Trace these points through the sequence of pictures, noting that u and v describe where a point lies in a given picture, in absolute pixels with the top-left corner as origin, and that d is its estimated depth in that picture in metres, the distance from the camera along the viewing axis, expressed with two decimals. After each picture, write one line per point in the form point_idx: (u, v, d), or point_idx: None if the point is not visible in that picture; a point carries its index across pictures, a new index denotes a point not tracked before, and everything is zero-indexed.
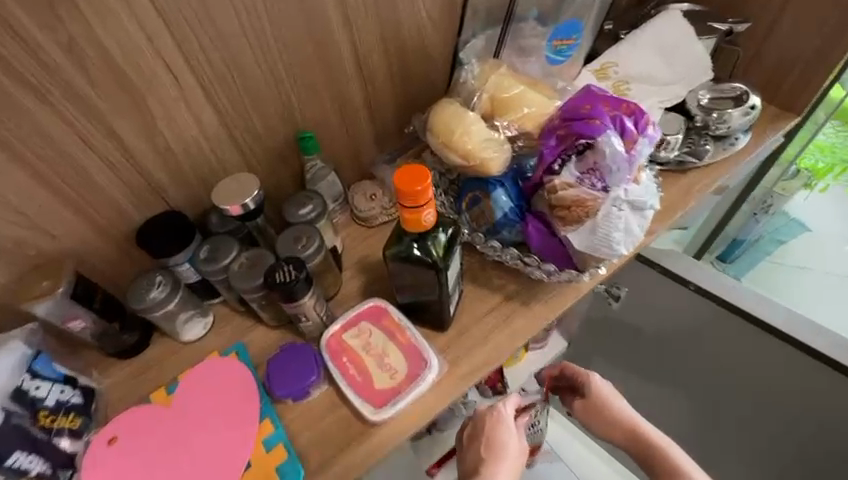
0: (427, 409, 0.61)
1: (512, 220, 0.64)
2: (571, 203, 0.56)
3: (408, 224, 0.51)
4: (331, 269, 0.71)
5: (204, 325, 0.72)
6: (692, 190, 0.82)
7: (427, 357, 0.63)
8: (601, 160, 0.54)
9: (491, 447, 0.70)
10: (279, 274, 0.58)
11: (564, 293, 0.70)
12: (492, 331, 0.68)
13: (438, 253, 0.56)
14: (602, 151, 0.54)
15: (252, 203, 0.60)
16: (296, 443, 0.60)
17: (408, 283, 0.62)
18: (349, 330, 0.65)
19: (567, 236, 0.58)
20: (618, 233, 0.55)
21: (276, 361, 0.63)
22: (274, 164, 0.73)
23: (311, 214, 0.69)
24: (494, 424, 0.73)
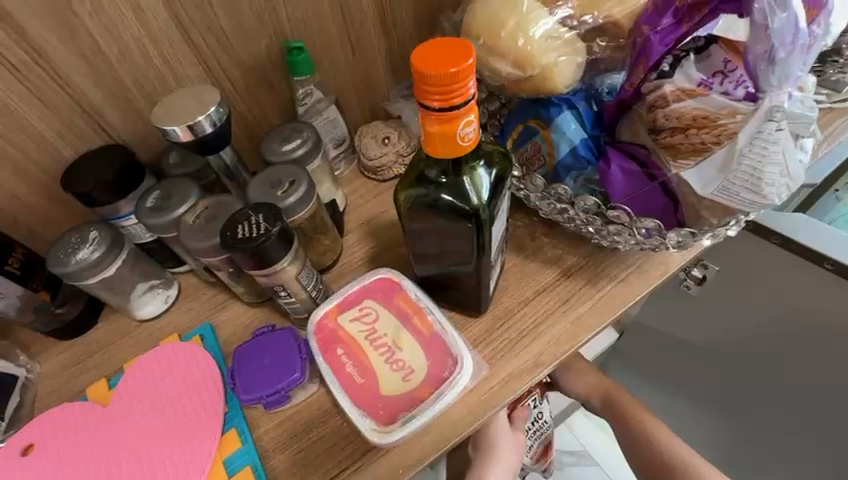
0: (454, 426, 0.43)
1: (585, 158, 0.43)
2: (691, 122, 0.36)
3: (435, 145, 0.31)
4: (327, 229, 0.52)
5: (164, 299, 0.55)
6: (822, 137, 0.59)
7: (456, 353, 0.44)
8: (756, 44, 0.32)
9: (479, 447, 0.63)
10: (243, 227, 0.39)
11: (646, 270, 0.50)
12: (546, 319, 0.49)
13: (479, 197, 0.36)
14: (760, 27, 0.32)
15: (208, 125, 0.42)
16: (270, 466, 0.43)
17: (432, 249, 0.43)
18: (348, 310, 0.46)
19: (680, 176, 0.37)
20: (771, 169, 0.34)
21: (245, 352, 0.45)
22: (254, 88, 0.54)
23: (299, 151, 0.50)
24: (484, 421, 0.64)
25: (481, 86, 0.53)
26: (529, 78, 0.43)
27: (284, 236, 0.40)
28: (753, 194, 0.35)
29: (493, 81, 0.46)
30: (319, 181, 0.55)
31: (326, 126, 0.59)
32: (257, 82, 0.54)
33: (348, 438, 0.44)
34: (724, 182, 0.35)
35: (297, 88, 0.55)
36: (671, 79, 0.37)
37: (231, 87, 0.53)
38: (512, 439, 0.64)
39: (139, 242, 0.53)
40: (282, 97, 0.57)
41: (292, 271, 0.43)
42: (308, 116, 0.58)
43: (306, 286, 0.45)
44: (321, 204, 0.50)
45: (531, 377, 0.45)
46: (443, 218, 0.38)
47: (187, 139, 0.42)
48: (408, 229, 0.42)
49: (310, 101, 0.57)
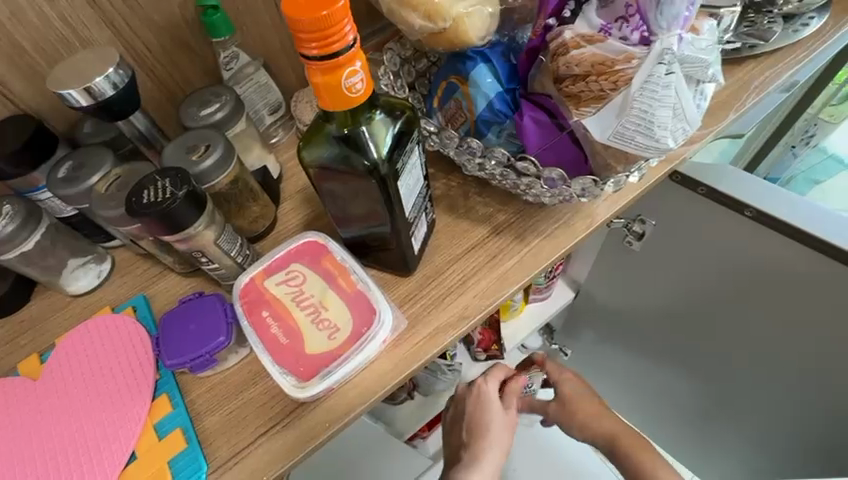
0: (379, 377, 0.45)
1: (501, 112, 0.43)
2: (590, 68, 0.36)
3: (324, 97, 0.31)
4: (256, 196, 0.51)
5: (97, 274, 0.54)
6: (751, 88, 0.60)
7: (379, 309, 0.45)
8: None
9: (472, 432, 0.64)
10: (149, 191, 0.39)
11: (571, 224, 0.51)
12: (473, 275, 0.50)
13: (380, 151, 0.36)
14: None
15: (109, 88, 0.40)
16: (200, 428, 0.44)
17: (350, 210, 0.43)
18: (274, 274, 0.46)
19: (582, 123, 0.37)
20: (663, 112, 0.34)
21: (172, 318, 0.45)
22: (171, 50, 0.52)
23: (218, 115, 0.49)
24: (474, 407, 0.66)
25: (407, 45, 0.52)
26: (442, 30, 0.42)
27: (194, 199, 0.39)
28: (648, 138, 0.36)
29: (410, 36, 0.45)
30: (247, 148, 0.54)
31: (256, 91, 0.58)
32: (174, 45, 0.52)
33: (277, 398, 0.45)
34: (618, 127, 0.35)
35: (219, 51, 0.54)
36: (571, 25, 0.37)
37: (145, 51, 0.51)
38: (503, 420, 0.65)
39: (62, 217, 0.52)
40: (204, 61, 0.55)
41: (211, 236, 0.43)
42: (234, 81, 0.56)
43: (228, 251, 0.45)
44: (245, 169, 0.50)
45: (456, 331, 0.47)
46: (350, 176, 0.38)
47: (88, 104, 0.40)
48: (324, 191, 0.42)
49: (235, 65, 0.55)
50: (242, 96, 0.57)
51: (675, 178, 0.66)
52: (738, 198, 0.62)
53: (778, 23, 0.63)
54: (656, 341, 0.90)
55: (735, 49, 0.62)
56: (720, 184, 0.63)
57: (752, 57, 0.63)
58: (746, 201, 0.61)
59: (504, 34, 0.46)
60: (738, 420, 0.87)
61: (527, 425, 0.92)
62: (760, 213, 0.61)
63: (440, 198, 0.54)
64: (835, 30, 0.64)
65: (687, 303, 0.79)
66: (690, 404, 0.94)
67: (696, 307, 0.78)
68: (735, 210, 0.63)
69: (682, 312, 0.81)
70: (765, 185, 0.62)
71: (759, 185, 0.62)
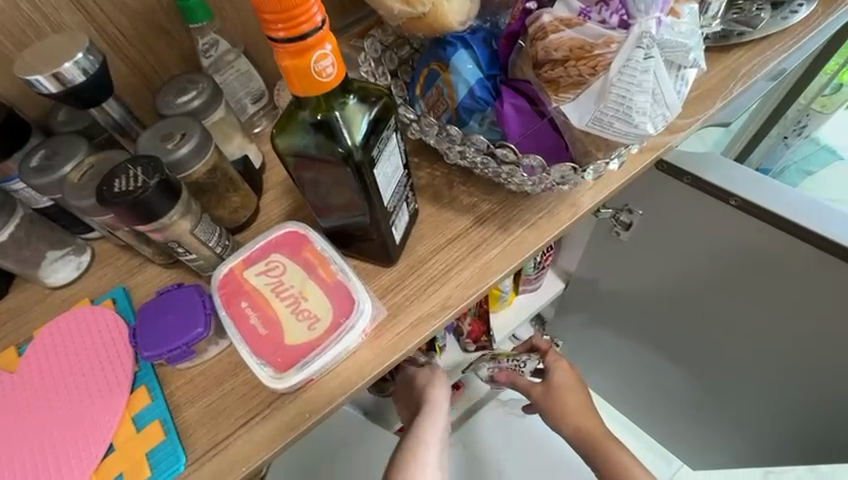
0: (360, 368, 0.45)
1: (481, 99, 0.42)
2: (569, 53, 0.35)
3: (293, 81, 0.30)
4: (236, 186, 0.50)
5: (76, 266, 0.53)
6: (739, 75, 0.60)
7: (359, 299, 0.44)
8: None
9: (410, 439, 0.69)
10: (120, 180, 0.38)
11: (555, 214, 0.51)
12: (456, 264, 0.49)
13: (355, 138, 0.35)
14: None
15: (82, 74, 0.40)
16: (180, 420, 0.44)
17: (328, 199, 0.42)
18: (254, 265, 0.46)
19: (561, 110, 0.37)
20: (642, 98, 0.34)
21: (149, 310, 0.45)
22: (147, 36, 0.51)
23: (195, 103, 0.48)
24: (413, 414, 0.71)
25: (389, 31, 0.51)
26: (421, 15, 0.42)
27: (167, 188, 0.38)
28: (627, 124, 0.35)
29: (390, 21, 0.44)
30: (228, 137, 0.53)
31: (237, 79, 0.56)
32: (150, 31, 0.51)
33: (257, 389, 0.44)
34: (596, 113, 0.35)
35: (197, 38, 0.52)
36: (550, 9, 0.37)
37: (120, 37, 0.49)
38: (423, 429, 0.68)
39: (38, 208, 0.51)
40: (182, 48, 0.53)
41: (187, 226, 0.43)
42: (214, 69, 0.55)
43: (205, 242, 0.45)
44: (224, 159, 0.49)
45: (438, 320, 0.46)
46: (326, 163, 0.37)
47: (58, 90, 0.39)
48: (301, 180, 0.41)
49: (214, 53, 0.54)
50: (222, 84, 0.56)
51: (661, 167, 0.65)
52: (722, 187, 0.62)
53: (766, 9, 0.62)
54: (645, 331, 0.90)
55: (723, 36, 0.62)
56: (705, 172, 0.62)
57: (741, 44, 0.62)
58: (730, 189, 0.61)
59: (486, 20, 0.45)
60: (725, 407, 0.88)
61: (520, 417, 0.93)
62: (744, 201, 0.61)
63: (424, 188, 0.53)
64: (824, 17, 0.63)
65: (675, 293, 0.79)
66: (679, 393, 0.95)
67: (685, 297, 0.78)
68: (720, 199, 0.62)
69: (670, 302, 0.81)
70: (750, 173, 0.62)
71: (746, 174, 0.62)
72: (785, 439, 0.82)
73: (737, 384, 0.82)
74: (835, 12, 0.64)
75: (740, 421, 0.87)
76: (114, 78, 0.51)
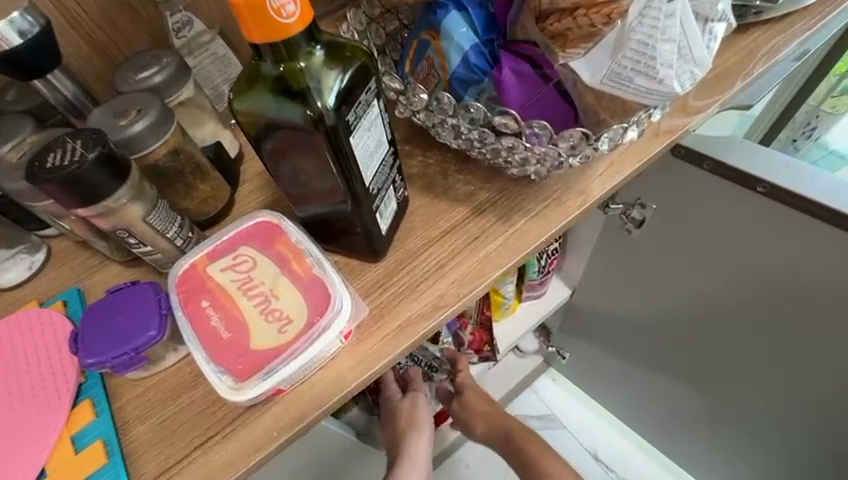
0: (339, 377, 0.39)
1: (478, 67, 0.37)
2: (578, 0, 0.30)
3: (251, 25, 0.25)
4: (204, 173, 0.45)
5: (27, 265, 0.48)
6: (758, 55, 0.55)
7: (337, 298, 0.38)
8: None
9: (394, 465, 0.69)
10: (55, 154, 0.32)
11: (562, 202, 0.45)
12: (451, 260, 0.43)
13: (324, 101, 0.30)
14: None
15: (19, 36, 0.35)
16: (127, 442, 0.37)
17: (302, 181, 0.36)
18: (219, 259, 0.40)
19: (569, 67, 0.31)
20: (667, 47, 0.28)
21: (96, 310, 0.39)
22: (110, 11, 0.46)
23: (157, 78, 0.43)
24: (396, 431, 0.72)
25: (376, 4, 0.47)
26: None
27: (110, 164, 0.33)
28: (649, 80, 0.29)
29: None
30: (198, 121, 0.48)
31: (212, 62, 0.52)
32: (114, 5, 0.46)
33: (218, 403, 0.38)
34: (613, 67, 0.29)
35: (167, 14, 0.47)
36: None
37: (81, 11, 0.45)
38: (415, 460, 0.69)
39: None
40: (151, 26, 0.49)
41: (139, 212, 0.37)
42: (187, 50, 0.50)
43: (163, 232, 0.39)
44: (190, 141, 0.43)
45: (430, 322, 0.40)
46: (296, 132, 0.32)
47: None
48: (269, 158, 0.36)
49: (188, 33, 0.49)
50: (196, 67, 0.51)
51: (677, 152, 0.58)
52: (746, 172, 0.55)
53: None
54: (659, 339, 0.84)
55: (740, 14, 0.57)
56: (728, 156, 0.55)
57: (758, 23, 0.58)
58: (755, 174, 0.54)
59: None
60: (748, 422, 0.81)
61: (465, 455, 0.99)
62: (774, 187, 0.54)
63: (415, 177, 0.48)
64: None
65: (692, 298, 0.73)
66: (699, 406, 0.87)
67: (703, 302, 0.72)
68: (744, 186, 0.56)
69: (688, 308, 0.74)
70: (778, 158, 0.55)
71: (772, 159, 0.55)
72: (817, 457, 0.74)
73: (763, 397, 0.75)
74: None
75: (763, 437, 0.80)
76: (70, 56, 0.46)
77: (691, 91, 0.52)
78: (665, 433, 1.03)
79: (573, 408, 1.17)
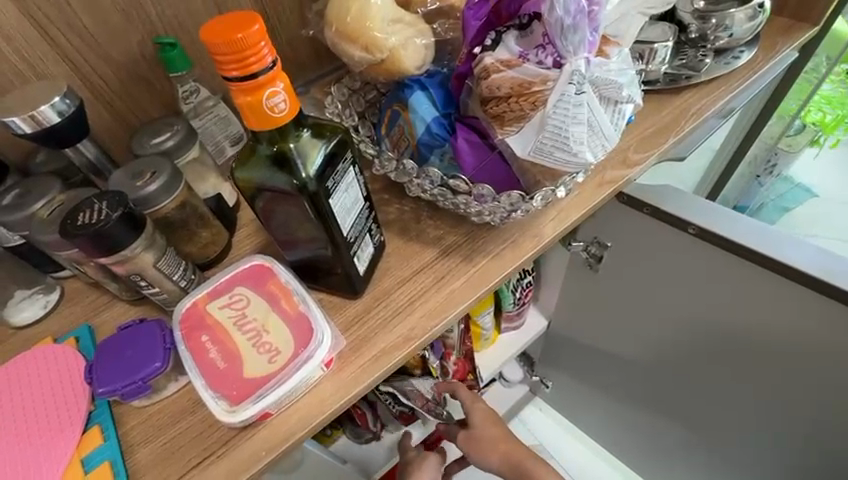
0: (321, 403, 0.44)
1: (438, 135, 0.44)
2: (511, 90, 0.38)
3: (249, 117, 0.33)
4: (206, 222, 0.51)
5: (43, 304, 0.53)
6: (689, 113, 0.64)
7: (320, 331, 0.44)
8: (547, 22, 0.36)
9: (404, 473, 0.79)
10: (84, 214, 0.39)
11: (518, 244, 0.52)
12: (421, 295, 0.49)
13: (309, 171, 0.37)
14: (545, 11, 0.36)
15: (57, 114, 0.42)
16: (131, 462, 0.42)
17: (292, 231, 0.43)
18: (218, 298, 0.46)
19: (506, 142, 0.39)
20: (577, 129, 0.36)
21: (108, 345, 0.44)
22: (129, 85, 0.54)
23: (168, 143, 0.51)
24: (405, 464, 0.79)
25: (357, 76, 0.55)
26: (380, 61, 0.45)
27: (129, 221, 0.40)
28: (566, 153, 0.37)
29: (354, 67, 0.48)
30: (201, 177, 0.55)
31: (215, 123, 0.59)
32: (133, 80, 0.54)
33: (214, 426, 0.43)
34: (537, 143, 0.37)
35: (178, 86, 0.55)
36: (492, 52, 0.39)
37: (104, 86, 0.53)
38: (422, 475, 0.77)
39: (9, 246, 0.51)
40: (164, 95, 0.57)
41: (151, 258, 0.44)
42: (193, 114, 0.57)
43: (170, 275, 0.45)
44: (194, 195, 0.50)
45: (402, 351, 0.46)
46: (285, 194, 0.39)
47: (32, 130, 0.41)
48: (263, 213, 0.42)
49: (194, 99, 0.57)
50: (201, 127, 0.59)
51: (621, 199, 0.67)
52: (680, 216, 0.63)
53: (711, 56, 0.68)
54: (630, 365, 0.89)
55: (673, 79, 0.66)
56: (664, 203, 0.63)
57: (689, 86, 0.67)
58: (689, 218, 0.62)
59: (443, 65, 0.48)
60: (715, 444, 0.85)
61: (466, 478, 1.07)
62: (702, 229, 0.61)
63: (392, 222, 0.55)
64: (764, 63, 0.69)
65: (653, 326, 0.79)
66: (671, 429, 0.92)
67: (663, 330, 0.78)
68: (679, 228, 0.63)
69: (650, 335, 0.81)
70: (707, 203, 0.63)
71: (704, 202, 0.63)
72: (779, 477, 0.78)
73: (725, 419, 0.80)
74: (773, 58, 0.70)
75: (731, 459, 0.84)
76: (94, 123, 0.53)
77: (631, 146, 0.61)
78: (645, 459, 1.06)
79: (553, 437, 1.19)
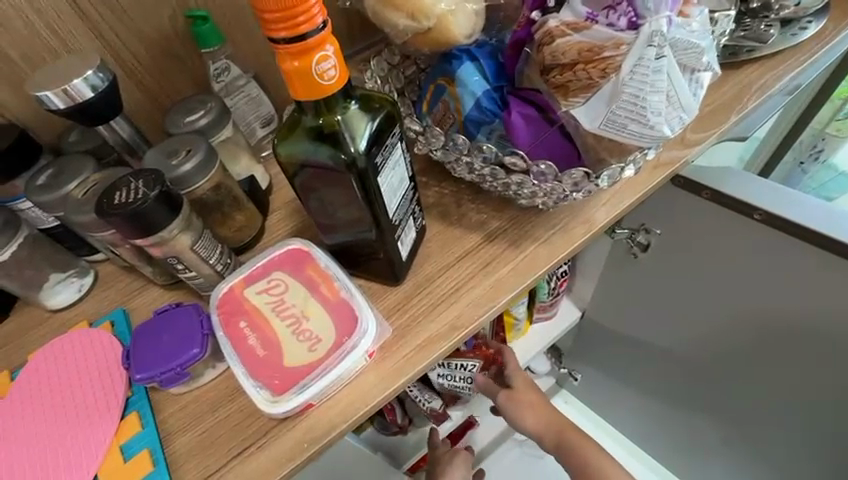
0: (364, 393, 0.42)
1: (489, 110, 0.41)
2: (578, 56, 0.34)
3: (296, 85, 0.30)
4: (241, 204, 0.49)
5: (77, 288, 0.52)
6: (751, 90, 0.59)
7: (362, 319, 0.42)
8: None
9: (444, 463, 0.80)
10: (121, 192, 0.37)
11: (568, 230, 0.49)
12: (466, 283, 0.47)
13: (356, 146, 0.34)
14: None
15: (91, 89, 0.40)
16: (170, 451, 0.41)
17: (334, 213, 0.40)
18: (255, 283, 0.44)
19: (572, 114, 0.35)
20: (655, 98, 0.33)
21: (145, 330, 0.43)
22: (160, 61, 0.52)
23: (202, 121, 0.48)
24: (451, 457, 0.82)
25: (395, 50, 0.52)
26: (427, 30, 0.42)
27: (167, 200, 0.38)
28: (641, 125, 0.34)
29: (396, 38, 0.44)
30: (234, 157, 0.52)
31: (247, 103, 0.57)
32: (164, 56, 0.52)
33: (253, 416, 0.41)
34: (609, 115, 0.34)
35: (210, 63, 0.53)
36: (556, 15, 0.36)
37: (135, 62, 0.51)
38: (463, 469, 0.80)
39: (44, 228, 0.51)
40: (196, 73, 0.55)
41: (187, 241, 0.42)
42: (225, 92, 0.55)
43: (206, 259, 0.43)
44: (229, 176, 0.48)
45: (447, 342, 0.43)
46: (330, 173, 0.36)
47: (65, 106, 0.40)
48: (302, 193, 0.40)
49: (226, 77, 0.54)
50: (233, 107, 0.56)
51: (676, 181, 0.62)
52: (744, 200, 0.58)
53: (775, 27, 0.62)
54: (670, 360, 0.85)
55: (733, 53, 0.61)
56: (724, 186, 0.59)
57: (751, 61, 0.62)
58: (753, 203, 0.58)
59: (492, 36, 0.45)
60: (761, 444, 0.81)
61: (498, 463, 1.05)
62: (769, 214, 0.57)
63: (432, 206, 0.52)
64: (832, 35, 0.63)
65: (697, 320, 0.75)
66: (711, 429, 0.88)
67: (707, 322, 0.73)
68: (743, 213, 0.58)
69: (695, 329, 0.76)
70: (771, 186, 0.59)
71: (768, 186, 0.59)
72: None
73: (774, 418, 0.76)
74: (844, 29, 0.64)
75: (778, 459, 0.80)
76: (125, 101, 0.52)
77: (688, 125, 0.56)
78: (678, 458, 1.02)
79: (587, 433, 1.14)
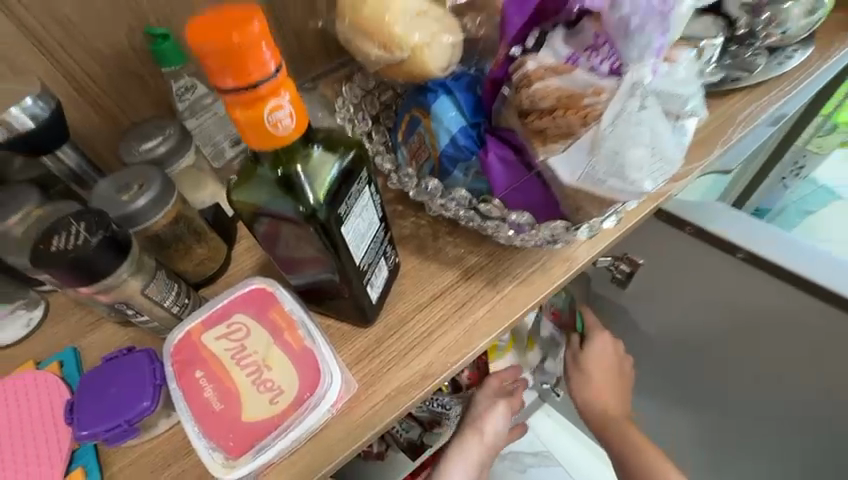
0: (328, 449, 0.39)
1: (466, 147, 0.38)
2: (556, 102, 0.32)
3: (250, 137, 0.27)
4: (203, 235, 0.46)
5: (27, 322, 0.48)
6: (737, 119, 0.57)
7: (326, 370, 0.39)
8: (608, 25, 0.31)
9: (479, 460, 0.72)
10: (59, 238, 0.34)
11: (547, 268, 0.46)
12: (439, 326, 0.44)
13: (317, 196, 0.32)
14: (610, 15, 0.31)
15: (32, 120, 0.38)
16: None
17: (298, 257, 0.37)
18: (214, 328, 0.41)
19: (549, 163, 0.34)
20: (636, 151, 0.31)
21: (91, 381, 0.39)
22: (116, 80, 0.48)
23: (159, 149, 0.45)
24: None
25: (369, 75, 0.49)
26: (400, 61, 0.39)
27: (112, 245, 0.35)
28: (621, 181, 0.32)
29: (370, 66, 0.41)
30: (197, 185, 0.49)
31: (214, 122, 0.52)
32: (122, 75, 0.48)
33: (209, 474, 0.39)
34: (588, 168, 0.32)
35: (171, 82, 0.48)
36: (536, 55, 0.34)
37: (90, 82, 0.47)
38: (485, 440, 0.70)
39: None
40: (156, 92, 0.51)
41: (137, 285, 0.39)
42: (190, 112, 0.51)
43: (160, 302, 0.40)
44: (190, 207, 0.45)
45: (419, 391, 0.41)
46: (290, 222, 0.33)
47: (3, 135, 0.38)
48: (263, 236, 0.37)
49: (190, 97, 0.50)
50: (199, 127, 0.52)
51: (660, 216, 0.61)
52: (727, 239, 0.57)
53: (762, 54, 0.60)
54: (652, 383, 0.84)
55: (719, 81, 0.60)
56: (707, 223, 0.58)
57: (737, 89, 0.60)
58: (736, 241, 0.57)
59: (471, 66, 0.42)
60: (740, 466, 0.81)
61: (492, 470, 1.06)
62: (752, 254, 0.56)
63: (406, 238, 0.49)
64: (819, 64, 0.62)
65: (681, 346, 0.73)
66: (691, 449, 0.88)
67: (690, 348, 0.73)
68: (726, 251, 0.58)
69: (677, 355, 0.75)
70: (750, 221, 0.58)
71: (746, 222, 0.58)
72: None
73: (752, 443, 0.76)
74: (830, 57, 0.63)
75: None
76: (77, 122, 0.48)
77: None
78: None
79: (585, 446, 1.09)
